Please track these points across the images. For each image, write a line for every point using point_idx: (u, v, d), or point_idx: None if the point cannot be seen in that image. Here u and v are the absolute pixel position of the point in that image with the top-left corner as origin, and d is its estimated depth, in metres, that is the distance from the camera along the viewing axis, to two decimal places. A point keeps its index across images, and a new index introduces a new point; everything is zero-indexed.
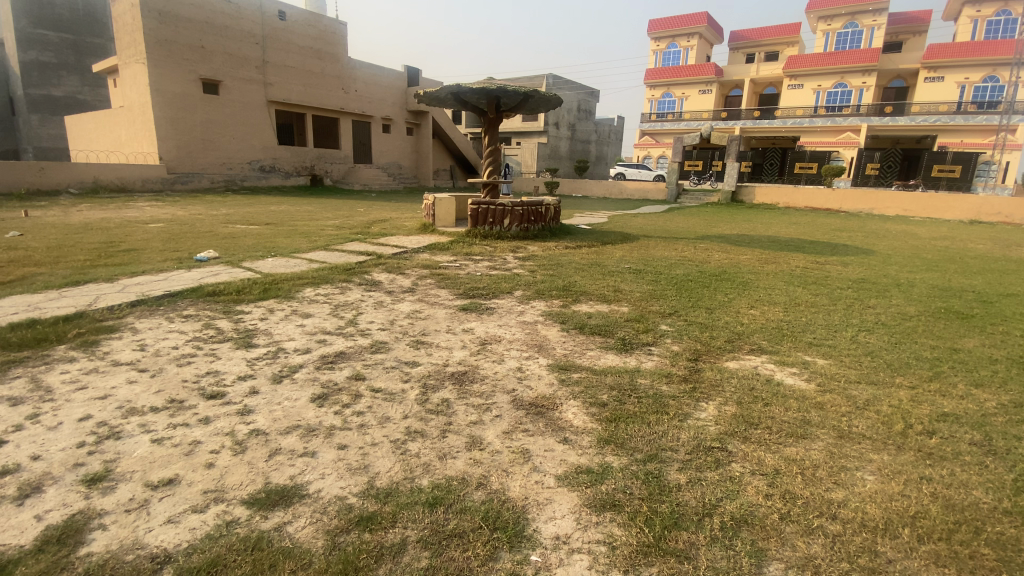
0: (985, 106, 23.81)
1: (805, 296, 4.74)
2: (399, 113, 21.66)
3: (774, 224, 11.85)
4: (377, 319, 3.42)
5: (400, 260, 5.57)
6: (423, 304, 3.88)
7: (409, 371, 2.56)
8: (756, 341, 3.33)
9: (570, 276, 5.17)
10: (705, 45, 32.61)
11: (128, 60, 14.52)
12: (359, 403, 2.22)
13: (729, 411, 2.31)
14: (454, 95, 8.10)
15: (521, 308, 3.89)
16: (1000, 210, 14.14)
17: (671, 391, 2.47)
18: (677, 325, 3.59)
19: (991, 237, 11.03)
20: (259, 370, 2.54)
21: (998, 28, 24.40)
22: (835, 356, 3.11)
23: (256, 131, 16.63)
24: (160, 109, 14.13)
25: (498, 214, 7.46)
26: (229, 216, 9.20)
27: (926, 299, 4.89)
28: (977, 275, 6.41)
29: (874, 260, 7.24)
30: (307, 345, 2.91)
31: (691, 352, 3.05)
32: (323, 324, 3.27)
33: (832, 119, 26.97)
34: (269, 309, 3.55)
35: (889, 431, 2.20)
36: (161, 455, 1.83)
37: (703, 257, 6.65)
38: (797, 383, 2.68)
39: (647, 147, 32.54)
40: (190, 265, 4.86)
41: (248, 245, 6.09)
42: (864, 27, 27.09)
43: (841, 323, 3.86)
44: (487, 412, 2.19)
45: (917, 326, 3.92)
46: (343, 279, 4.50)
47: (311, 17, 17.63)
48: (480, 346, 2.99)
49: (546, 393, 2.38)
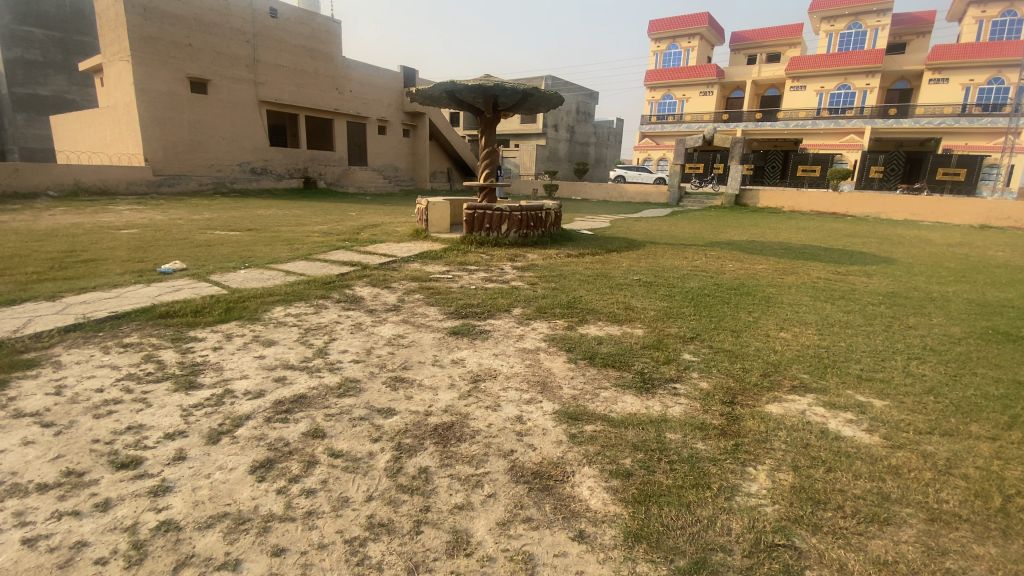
0: (990, 108, 23.50)
1: (837, 314, 4.24)
2: (394, 113, 21.18)
3: (782, 229, 11.38)
4: (351, 347, 2.92)
5: (387, 270, 5.10)
6: (407, 327, 3.36)
7: (380, 424, 2.06)
8: (797, 375, 2.83)
9: (575, 289, 4.68)
10: (706, 45, 32.26)
11: (112, 58, 13.97)
12: (310, 477, 1.71)
13: (786, 480, 1.82)
14: (448, 93, 7.59)
15: (520, 331, 3.39)
16: (1009, 214, 13.74)
17: (709, 452, 1.97)
18: (702, 353, 3.09)
19: (1005, 242, 10.62)
20: (196, 425, 2.04)
21: (1004, 28, 24.02)
22: (893, 397, 2.60)
23: (245, 131, 16.09)
24: (145, 109, 13.60)
25: (495, 219, 6.94)
26: (211, 222, 8.68)
27: (967, 316, 4.40)
28: (1009, 287, 5.94)
29: (896, 270, 6.74)
30: (262, 386, 2.39)
31: (724, 392, 2.54)
32: (286, 357, 2.75)
33: (835, 121, 26.62)
34: (227, 335, 3.04)
35: (989, 509, 1.69)
36: (26, 570, 1.33)
37: (716, 267, 6.13)
38: (859, 436, 2.18)
39: (647, 148, 32.12)
40: (151, 279, 4.35)
41: (222, 254, 5.58)
42: (867, 27, 26.74)
43: (885, 349, 3.36)
44: (477, 488, 1.69)
45: (971, 352, 3.39)
46: (321, 295, 3.99)
47: (304, 15, 17.15)
48: (472, 385, 2.48)
49: (554, 457, 1.88)
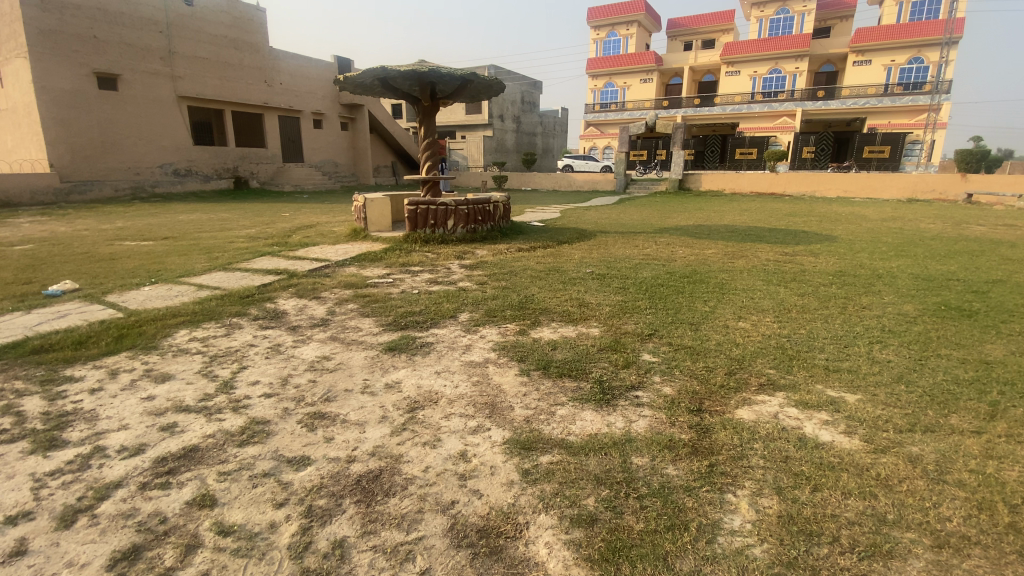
0: (911, 87, 24.97)
1: (792, 298, 4.13)
2: (330, 106, 20.15)
3: (727, 212, 11.51)
4: (265, 377, 2.49)
5: (319, 278, 4.62)
6: (336, 345, 2.94)
7: (288, 480, 1.68)
8: (764, 371, 2.63)
9: (526, 287, 4.36)
10: (644, 32, 32.61)
11: (7, 55, 12.45)
12: (188, 572, 1.32)
13: (772, 508, 1.57)
14: (380, 80, 7.06)
15: (467, 341, 3.04)
16: (933, 186, 14.57)
17: (681, 479, 1.70)
18: (663, 352, 2.84)
19: (935, 215, 11.15)
20: (48, 502, 1.58)
21: (923, 8, 25.02)
22: (865, 390, 2.43)
23: (164, 130, 14.80)
24: (48, 110, 12.20)
25: (439, 214, 6.55)
26: (122, 231, 7.80)
27: (917, 293, 4.40)
28: (950, 259, 6.08)
29: (840, 247, 6.85)
30: (144, 438, 1.93)
31: (691, 398, 2.29)
32: (181, 396, 2.28)
33: (769, 105, 27.66)
34: (113, 371, 2.54)
35: (995, 526, 1.53)
36: None
37: (667, 255, 5.98)
38: (839, 442, 1.98)
39: (592, 137, 32.28)
40: (33, 304, 3.71)
41: (127, 269, 4.91)
42: (795, 13, 27.51)
43: (846, 335, 3.24)
44: (407, 564, 1.34)
45: (929, 332, 3.33)
46: (236, 313, 3.49)
47: (224, 3, 15.87)
48: (407, 416, 2.11)
49: (504, 506, 1.56)
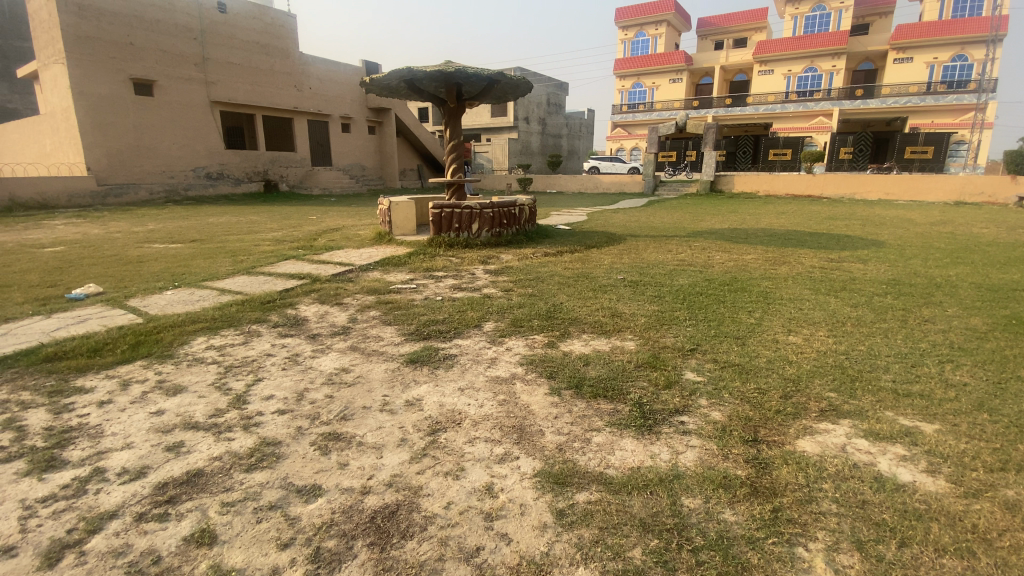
0: (955, 85, 23.81)
1: (844, 309, 3.80)
2: (358, 110, 20.34)
3: (762, 215, 11.04)
4: (280, 391, 2.34)
5: (342, 282, 4.51)
6: (355, 356, 2.78)
7: (296, 515, 1.51)
8: (822, 394, 2.35)
9: (554, 294, 4.16)
10: (673, 32, 32.02)
11: (48, 61, 12.87)
12: None
13: (853, 569, 1.33)
14: (406, 82, 6.96)
15: (493, 353, 2.84)
16: (983, 188, 13.80)
17: (742, 528, 1.47)
18: (708, 370, 2.60)
19: (986, 219, 10.47)
20: (35, 535, 1.44)
21: (964, 6, 23.86)
22: (944, 419, 2.14)
23: (198, 134, 15.11)
24: (86, 115, 12.57)
25: (464, 218, 6.38)
26: (153, 234, 7.89)
27: (983, 304, 4.00)
28: (1012, 266, 5.60)
29: (890, 252, 6.37)
30: (146, 460, 1.80)
31: (744, 425, 2.04)
32: (191, 411, 2.14)
33: (803, 104, 26.81)
34: (125, 381, 2.44)
35: None
36: None
37: (703, 260, 5.69)
38: (923, 483, 1.71)
39: (620, 139, 31.79)
40: (56, 308, 3.69)
41: (151, 272, 4.89)
42: (832, 10, 26.57)
43: (911, 352, 2.93)
44: None
45: (1004, 349, 2.99)
46: (256, 319, 3.39)
47: (255, 9, 16.15)
48: (428, 440, 1.92)
49: (535, 556, 1.36)
